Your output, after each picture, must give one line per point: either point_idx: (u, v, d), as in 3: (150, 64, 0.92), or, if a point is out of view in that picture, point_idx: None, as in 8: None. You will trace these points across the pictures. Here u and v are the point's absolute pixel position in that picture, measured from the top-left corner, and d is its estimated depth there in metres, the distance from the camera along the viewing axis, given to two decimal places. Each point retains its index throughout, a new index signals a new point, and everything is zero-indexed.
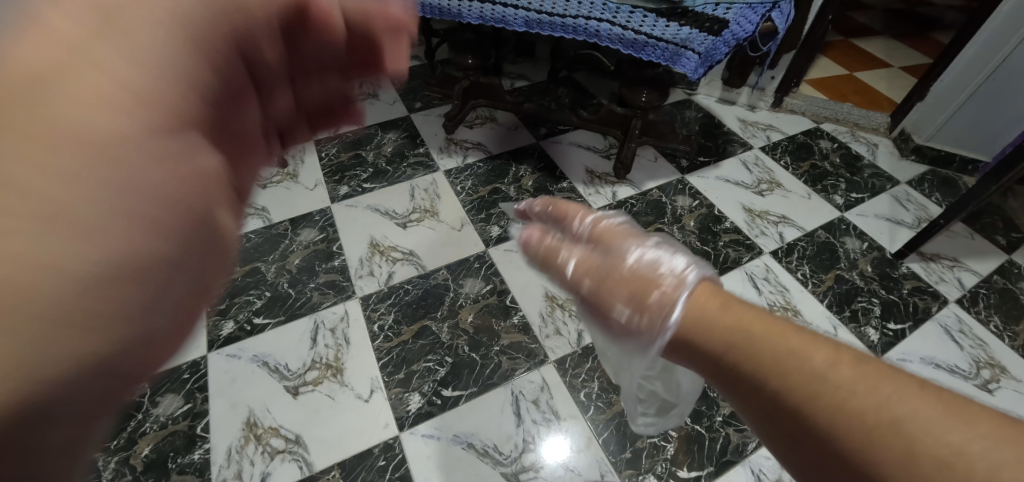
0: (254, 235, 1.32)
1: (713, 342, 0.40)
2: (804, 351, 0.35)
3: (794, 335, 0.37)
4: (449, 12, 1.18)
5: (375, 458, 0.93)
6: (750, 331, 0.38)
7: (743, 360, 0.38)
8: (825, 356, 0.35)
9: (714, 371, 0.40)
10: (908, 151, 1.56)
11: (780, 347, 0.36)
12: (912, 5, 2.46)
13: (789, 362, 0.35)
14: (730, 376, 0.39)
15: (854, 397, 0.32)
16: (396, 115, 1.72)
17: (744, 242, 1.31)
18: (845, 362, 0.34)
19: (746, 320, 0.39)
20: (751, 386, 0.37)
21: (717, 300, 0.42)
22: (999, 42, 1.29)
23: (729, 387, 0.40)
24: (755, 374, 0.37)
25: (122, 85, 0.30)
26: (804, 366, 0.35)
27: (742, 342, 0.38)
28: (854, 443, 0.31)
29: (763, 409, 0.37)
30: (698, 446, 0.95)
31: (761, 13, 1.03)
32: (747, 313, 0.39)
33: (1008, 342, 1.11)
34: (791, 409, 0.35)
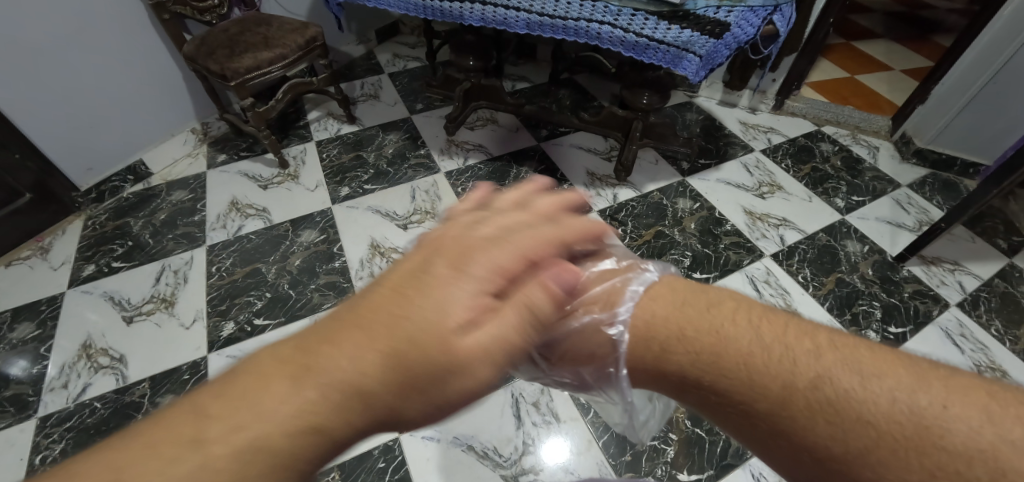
0: (255, 237, 1.33)
1: (676, 354, 0.41)
2: (772, 362, 0.36)
3: (756, 335, 0.38)
4: (450, 15, 1.19)
5: (374, 459, 0.93)
6: (715, 349, 0.39)
7: (712, 377, 0.39)
8: (786, 356, 0.36)
9: (684, 385, 0.41)
10: (908, 154, 1.56)
11: (743, 352, 0.37)
12: (913, 8, 2.46)
13: (760, 376, 0.36)
14: (702, 390, 0.40)
15: (830, 401, 0.33)
16: (397, 117, 1.72)
17: (745, 245, 1.31)
18: (814, 361, 0.35)
19: (710, 338, 0.40)
20: (726, 398, 0.38)
21: (676, 316, 0.43)
22: (999, 46, 1.29)
23: (702, 397, 0.40)
24: (724, 386, 0.38)
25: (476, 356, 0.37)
26: (773, 375, 0.35)
27: (708, 354, 0.39)
28: (842, 451, 0.32)
29: (740, 420, 0.38)
30: (697, 449, 0.94)
31: (762, 16, 1.03)
32: (707, 329, 0.40)
33: (1009, 346, 1.11)
34: (767, 418, 0.36)
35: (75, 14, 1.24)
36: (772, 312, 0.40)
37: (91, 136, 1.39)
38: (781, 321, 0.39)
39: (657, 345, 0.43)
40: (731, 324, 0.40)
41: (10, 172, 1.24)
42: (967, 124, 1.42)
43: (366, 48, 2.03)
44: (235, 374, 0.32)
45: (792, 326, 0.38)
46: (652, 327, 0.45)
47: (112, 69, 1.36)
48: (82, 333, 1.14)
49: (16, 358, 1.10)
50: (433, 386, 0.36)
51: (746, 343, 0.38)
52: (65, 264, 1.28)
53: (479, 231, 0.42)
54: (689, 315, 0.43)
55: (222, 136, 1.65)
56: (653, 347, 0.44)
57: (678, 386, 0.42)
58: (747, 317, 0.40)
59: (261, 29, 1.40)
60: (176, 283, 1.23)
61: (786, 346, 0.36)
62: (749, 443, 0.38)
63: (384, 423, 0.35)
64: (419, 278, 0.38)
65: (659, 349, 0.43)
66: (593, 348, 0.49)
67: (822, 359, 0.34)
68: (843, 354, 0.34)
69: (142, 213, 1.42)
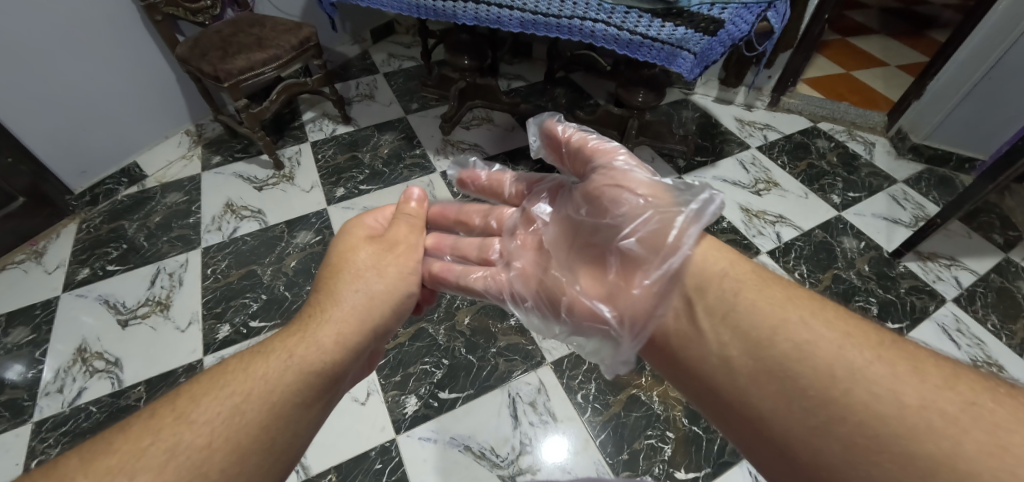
0: (250, 238, 1.32)
1: (714, 291, 0.52)
2: (818, 311, 0.46)
3: (784, 293, 0.49)
4: (444, 14, 1.18)
5: (371, 461, 0.92)
6: (760, 294, 0.50)
7: (765, 316, 0.48)
8: (831, 322, 0.45)
9: (728, 347, 0.49)
10: (905, 150, 1.56)
11: (782, 301, 0.48)
12: (909, 4, 2.46)
13: (809, 323, 0.45)
14: (751, 353, 0.47)
15: (876, 382, 0.40)
16: (393, 117, 1.72)
17: (742, 242, 1.31)
18: (872, 355, 0.41)
19: (754, 282, 0.51)
20: (772, 341, 0.46)
21: (726, 267, 0.54)
22: (996, 39, 1.28)
23: (753, 343, 0.47)
24: (778, 331, 0.46)
25: (376, 299, 0.58)
26: (818, 322, 0.45)
27: (751, 299, 0.50)
28: (884, 426, 0.38)
29: (774, 383, 0.45)
30: (695, 447, 0.94)
31: (756, 13, 1.03)
32: (755, 276, 0.52)
33: (1005, 340, 1.11)
34: (808, 382, 0.43)
35: (68, 16, 1.24)
36: (805, 293, 0.50)
37: (86, 139, 1.39)
38: (835, 305, 0.47)
39: (713, 282, 0.53)
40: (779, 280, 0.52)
41: (4, 176, 1.23)
42: (966, 120, 1.42)
43: (361, 48, 2.03)
44: (256, 348, 0.50)
45: (844, 314, 0.46)
46: (707, 267, 0.54)
47: (105, 70, 1.36)
48: (78, 336, 1.13)
49: (12, 363, 1.10)
50: (369, 326, 0.56)
51: (796, 314, 0.47)
52: (60, 268, 1.28)
53: (367, 227, 0.67)
54: (746, 277, 0.52)
55: (217, 137, 1.64)
56: (724, 303, 0.51)
57: (726, 330, 0.49)
58: (789, 293, 0.49)
59: (254, 29, 1.39)
60: (171, 286, 1.22)
61: (850, 335, 0.44)
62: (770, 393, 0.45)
63: (347, 365, 0.53)
64: (345, 263, 0.61)
65: (724, 311, 0.50)
66: (665, 241, 0.56)
67: (884, 358, 0.41)
68: (904, 357, 0.41)
69: (138, 215, 1.41)
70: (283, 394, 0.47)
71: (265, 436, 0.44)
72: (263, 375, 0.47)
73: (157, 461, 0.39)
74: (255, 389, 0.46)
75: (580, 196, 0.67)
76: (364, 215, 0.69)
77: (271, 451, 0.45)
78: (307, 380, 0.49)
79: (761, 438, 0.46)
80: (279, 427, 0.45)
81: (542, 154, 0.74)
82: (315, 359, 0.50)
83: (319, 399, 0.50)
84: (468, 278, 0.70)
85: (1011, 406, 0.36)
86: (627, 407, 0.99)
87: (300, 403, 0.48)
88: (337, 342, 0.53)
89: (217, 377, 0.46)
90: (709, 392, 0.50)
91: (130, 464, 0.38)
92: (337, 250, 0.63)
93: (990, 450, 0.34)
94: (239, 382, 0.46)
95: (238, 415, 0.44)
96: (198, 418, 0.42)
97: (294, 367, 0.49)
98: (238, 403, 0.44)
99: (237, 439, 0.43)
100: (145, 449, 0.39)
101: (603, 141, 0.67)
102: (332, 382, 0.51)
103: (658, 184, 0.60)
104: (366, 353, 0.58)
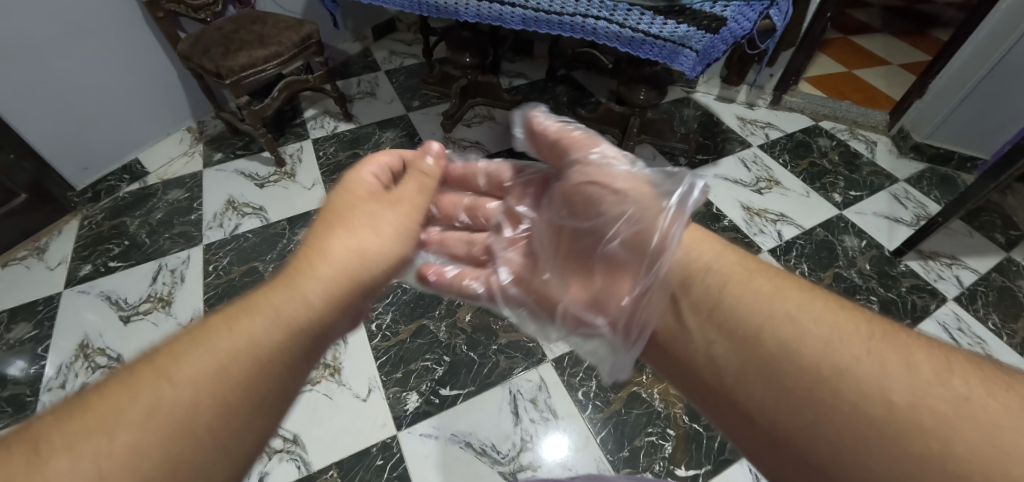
0: (252, 235, 1.32)
1: (698, 286, 0.51)
2: (804, 304, 0.45)
3: (770, 285, 0.47)
4: (446, 11, 1.18)
5: (372, 457, 0.93)
6: (745, 286, 0.48)
7: (748, 311, 0.46)
8: (817, 316, 0.44)
9: (715, 346, 0.48)
10: (906, 149, 1.56)
11: (767, 296, 0.46)
12: (912, 2, 2.45)
13: (795, 318, 0.44)
14: (737, 351, 0.46)
15: (866, 380, 0.39)
16: (394, 114, 1.72)
17: (743, 241, 1.31)
18: (862, 350, 0.41)
19: (738, 273, 0.50)
20: (757, 339, 0.45)
21: (711, 257, 0.52)
22: (999, 38, 1.28)
23: (740, 342, 0.46)
24: (764, 328, 0.45)
25: (375, 254, 0.54)
26: (803, 317, 0.44)
27: (734, 293, 0.48)
28: (873, 427, 0.38)
29: (761, 382, 0.44)
30: (695, 445, 0.95)
31: (758, 11, 1.03)
32: (741, 266, 0.50)
33: (1006, 339, 1.11)
34: (795, 381, 0.42)
35: (70, 13, 1.24)
36: (796, 282, 0.48)
37: (88, 136, 1.39)
38: (826, 297, 0.46)
39: (697, 275, 0.51)
40: (766, 268, 0.50)
41: (5, 172, 1.23)
42: (968, 118, 1.42)
43: (362, 45, 2.03)
44: (239, 304, 0.45)
45: (835, 305, 0.45)
46: (690, 259, 0.52)
47: (107, 68, 1.36)
48: (79, 332, 1.13)
49: (14, 358, 1.10)
50: (365, 283, 0.53)
51: (784, 309, 0.45)
52: (61, 264, 1.28)
53: (371, 176, 0.61)
54: (731, 267, 0.50)
55: (218, 134, 1.64)
56: (709, 300, 0.49)
57: (712, 328, 0.48)
58: (779, 284, 0.47)
59: (256, 26, 1.39)
60: (172, 283, 1.23)
61: (838, 330, 0.42)
62: (761, 395, 0.44)
63: (339, 322, 0.50)
64: (344, 213, 0.56)
65: (709, 308, 0.49)
66: (649, 245, 0.55)
67: (875, 352, 0.40)
68: (895, 349, 0.40)
69: (139, 212, 1.41)
70: (272, 351, 0.43)
71: (257, 396, 0.42)
72: (253, 330, 0.43)
73: (138, 421, 0.36)
74: (241, 346, 0.42)
75: (559, 195, 0.67)
76: (372, 155, 0.64)
77: (258, 412, 0.42)
78: (300, 333, 0.46)
79: (749, 432, 0.46)
80: (266, 387, 0.42)
81: (525, 145, 0.73)
82: (309, 308, 0.47)
83: (311, 358, 0.47)
84: (462, 283, 0.71)
85: (1004, 399, 0.36)
86: (628, 405, 1.00)
87: (289, 361, 0.45)
88: (329, 297, 0.49)
89: (203, 331, 0.42)
90: (699, 387, 0.50)
91: (104, 431, 0.35)
92: (336, 198, 0.58)
93: (981, 449, 0.34)
94: (221, 340, 0.42)
95: (223, 375, 0.40)
96: (183, 374, 0.39)
97: (284, 321, 0.45)
98: (221, 361, 0.41)
99: (227, 397, 0.40)
100: (123, 407, 0.36)
101: (581, 132, 0.65)
102: (326, 335, 0.48)
103: (635, 178, 0.59)
104: (360, 312, 0.54)
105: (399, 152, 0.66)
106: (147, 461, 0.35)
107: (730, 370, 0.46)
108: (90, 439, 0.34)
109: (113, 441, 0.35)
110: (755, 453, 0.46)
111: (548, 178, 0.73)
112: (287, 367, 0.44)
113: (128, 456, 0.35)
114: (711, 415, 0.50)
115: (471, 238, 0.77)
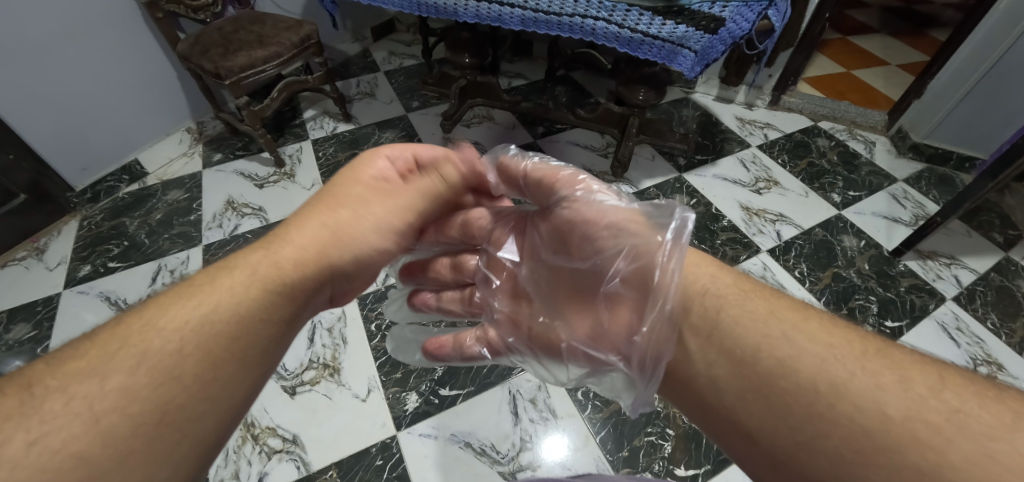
0: (251, 235, 1.32)
1: (696, 310, 0.50)
2: (800, 322, 0.45)
3: (764, 307, 0.48)
4: (444, 11, 1.18)
5: (372, 457, 0.92)
6: (742, 305, 0.48)
7: (747, 332, 0.46)
8: (811, 333, 0.44)
9: (715, 367, 0.47)
10: (905, 149, 1.56)
11: (763, 317, 0.47)
12: (910, 3, 2.46)
13: (790, 336, 0.44)
14: (737, 373, 0.45)
15: (862, 394, 0.39)
16: (394, 115, 1.72)
17: (742, 240, 1.31)
18: (856, 366, 0.40)
19: (735, 294, 0.50)
20: (755, 359, 0.45)
21: (708, 279, 0.52)
22: (999, 37, 1.28)
23: (741, 363, 0.45)
24: (764, 349, 0.44)
25: (369, 239, 0.56)
26: (801, 337, 0.44)
27: (732, 312, 0.48)
28: (868, 440, 0.37)
29: (761, 400, 0.43)
30: (695, 444, 0.95)
31: (756, 11, 1.04)
32: (738, 288, 0.50)
33: (1004, 339, 1.11)
34: (794, 398, 0.41)
35: (69, 13, 1.24)
36: (792, 303, 0.48)
37: (88, 136, 1.39)
38: (818, 315, 0.46)
39: (695, 298, 0.51)
40: (761, 291, 0.50)
41: (4, 172, 1.23)
42: (966, 118, 1.42)
43: (362, 46, 2.03)
44: (227, 265, 0.47)
45: (831, 324, 0.45)
46: (689, 281, 0.52)
47: (109, 69, 1.36)
48: (78, 333, 1.13)
49: (12, 359, 1.09)
50: (351, 261, 0.54)
51: (779, 329, 0.45)
52: (60, 265, 1.28)
53: (375, 165, 0.61)
54: (728, 289, 0.50)
55: (218, 135, 1.64)
56: (708, 321, 0.49)
57: (713, 350, 0.47)
58: (774, 305, 0.48)
59: (255, 27, 1.39)
60: (172, 282, 1.23)
61: (835, 347, 0.42)
62: (764, 417, 0.43)
63: (322, 288, 0.51)
64: (339, 195, 0.57)
65: (709, 330, 0.48)
66: (651, 281, 0.53)
67: (869, 368, 0.40)
68: (890, 364, 0.40)
69: (138, 213, 1.41)
70: (258, 305, 0.44)
71: (239, 348, 0.42)
72: (232, 287, 0.44)
73: (127, 366, 0.37)
74: (223, 302, 0.43)
75: (546, 231, 0.65)
76: (376, 151, 0.62)
77: (245, 360, 0.42)
78: (280, 295, 0.46)
79: (752, 454, 0.44)
80: (256, 338, 0.43)
81: (501, 186, 0.70)
82: (288, 271, 0.48)
83: (294, 324, 0.48)
84: (464, 345, 0.74)
85: (998, 412, 0.35)
86: None
87: (276, 322, 0.45)
88: (312, 263, 0.50)
89: (185, 291, 0.44)
90: (702, 409, 0.48)
91: (99, 368, 0.36)
92: (335, 181, 0.59)
93: (976, 459, 0.33)
94: (207, 293, 0.43)
95: (209, 324, 0.41)
96: (168, 325, 0.40)
97: (269, 278, 0.46)
98: (210, 312, 0.42)
99: (213, 349, 0.40)
100: (113, 354, 0.37)
101: (559, 167, 0.63)
102: (307, 298, 0.49)
103: (623, 208, 0.58)
104: (344, 287, 0.56)
105: (411, 150, 0.63)
106: (137, 401, 0.36)
107: (731, 393, 0.45)
108: (84, 380, 0.35)
109: (105, 382, 0.36)
110: (759, 477, 0.44)
111: (529, 215, 0.70)
112: (275, 327, 0.45)
113: (120, 395, 0.35)
114: (713, 438, 0.48)
115: (463, 295, 0.79)
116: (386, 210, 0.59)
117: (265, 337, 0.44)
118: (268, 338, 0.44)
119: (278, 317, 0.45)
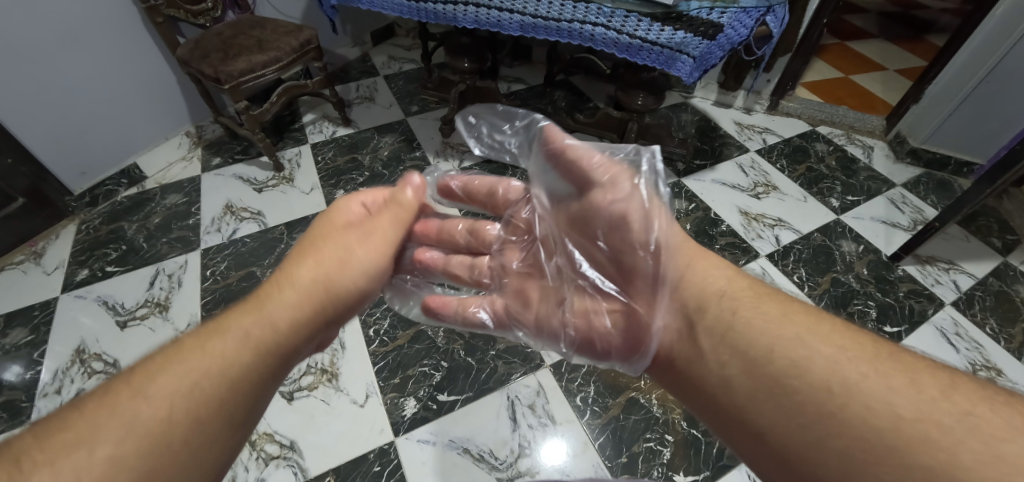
0: (250, 240, 1.32)
1: (713, 310, 0.50)
2: (812, 325, 0.45)
3: (782, 309, 0.48)
4: (444, 16, 1.19)
5: (369, 463, 0.92)
6: (754, 308, 0.49)
7: (761, 330, 0.46)
8: (825, 338, 0.44)
9: (727, 367, 0.47)
10: (903, 154, 1.56)
11: (778, 317, 0.47)
12: (906, 8, 2.48)
13: (804, 338, 0.44)
14: (749, 373, 0.45)
15: (873, 396, 0.39)
16: (393, 119, 1.72)
17: (741, 245, 1.31)
18: (867, 368, 0.40)
19: (749, 296, 0.50)
20: (767, 360, 0.44)
21: (726, 284, 0.52)
22: (997, 42, 1.28)
23: (751, 362, 0.45)
24: (779, 349, 0.44)
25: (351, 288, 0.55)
26: (814, 341, 0.44)
27: (745, 313, 0.48)
28: (880, 440, 0.37)
29: (773, 400, 0.43)
30: (694, 450, 0.94)
31: (755, 17, 1.05)
32: (754, 290, 0.50)
33: (1003, 344, 1.11)
34: (805, 399, 0.41)
35: (69, 18, 1.24)
36: (803, 307, 0.48)
37: (86, 140, 1.39)
38: (827, 320, 0.46)
39: (713, 299, 0.51)
40: (774, 294, 0.50)
41: (3, 175, 1.23)
42: (964, 122, 1.42)
43: (361, 51, 2.04)
44: (213, 324, 0.48)
45: (840, 327, 0.45)
46: (706, 286, 0.53)
47: (107, 74, 1.37)
48: (76, 337, 1.13)
49: (10, 363, 1.09)
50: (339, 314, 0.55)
51: (792, 331, 0.45)
52: (59, 269, 1.27)
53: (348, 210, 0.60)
54: (744, 292, 0.51)
55: (217, 139, 1.64)
56: (722, 323, 0.49)
57: (727, 352, 0.47)
58: (787, 309, 0.48)
59: (255, 32, 1.40)
60: (170, 287, 1.23)
61: (846, 350, 0.42)
62: (777, 419, 0.42)
63: (307, 344, 0.52)
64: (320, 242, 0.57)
65: (722, 331, 0.49)
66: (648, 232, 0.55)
67: (880, 371, 0.40)
68: (900, 368, 0.40)
69: (137, 217, 1.41)
70: (245, 368, 0.46)
71: (222, 414, 0.43)
72: (220, 353, 0.45)
73: (115, 438, 0.38)
74: (210, 368, 0.44)
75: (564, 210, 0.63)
76: (351, 196, 0.62)
77: (227, 426, 0.43)
78: (264, 359, 0.47)
79: (763, 456, 0.44)
80: (237, 404, 0.44)
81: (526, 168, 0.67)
82: (275, 332, 0.49)
83: (278, 379, 0.49)
84: (468, 311, 0.69)
85: (1008, 415, 0.35)
86: (627, 410, 1.00)
87: (259, 382, 0.47)
88: (300, 319, 0.51)
89: (172, 355, 0.44)
90: (711, 409, 0.48)
91: (86, 437, 0.37)
92: (316, 229, 0.59)
93: (987, 459, 0.33)
94: (193, 358, 0.44)
95: (196, 391, 0.42)
96: (155, 393, 0.41)
97: (254, 342, 0.47)
98: (196, 379, 0.43)
99: (198, 416, 0.41)
100: (102, 422, 0.38)
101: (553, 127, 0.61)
102: (290, 356, 0.50)
103: (649, 189, 0.55)
104: (327, 337, 0.57)
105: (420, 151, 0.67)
106: (124, 472, 0.37)
107: (744, 394, 0.45)
108: (71, 453, 0.36)
109: (92, 453, 0.36)
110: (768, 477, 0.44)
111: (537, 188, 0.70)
112: (258, 389, 0.46)
113: (108, 467, 0.36)
114: (724, 439, 0.48)
115: (474, 261, 0.74)
116: (369, 255, 0.57)
117: (246, 402, 0.45)
118: (250, 401, 0.46)
119: (261, 376, 0.47)
